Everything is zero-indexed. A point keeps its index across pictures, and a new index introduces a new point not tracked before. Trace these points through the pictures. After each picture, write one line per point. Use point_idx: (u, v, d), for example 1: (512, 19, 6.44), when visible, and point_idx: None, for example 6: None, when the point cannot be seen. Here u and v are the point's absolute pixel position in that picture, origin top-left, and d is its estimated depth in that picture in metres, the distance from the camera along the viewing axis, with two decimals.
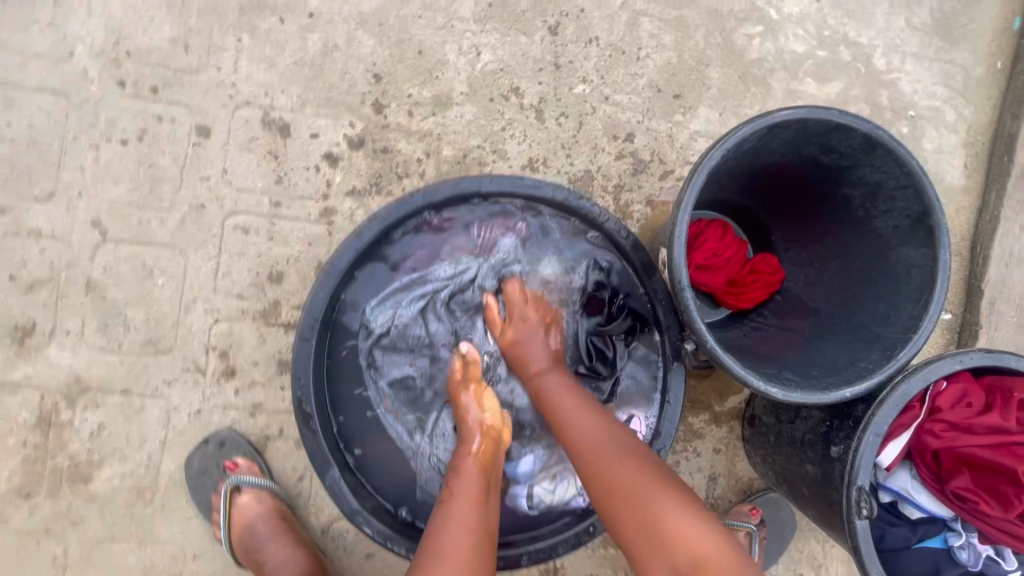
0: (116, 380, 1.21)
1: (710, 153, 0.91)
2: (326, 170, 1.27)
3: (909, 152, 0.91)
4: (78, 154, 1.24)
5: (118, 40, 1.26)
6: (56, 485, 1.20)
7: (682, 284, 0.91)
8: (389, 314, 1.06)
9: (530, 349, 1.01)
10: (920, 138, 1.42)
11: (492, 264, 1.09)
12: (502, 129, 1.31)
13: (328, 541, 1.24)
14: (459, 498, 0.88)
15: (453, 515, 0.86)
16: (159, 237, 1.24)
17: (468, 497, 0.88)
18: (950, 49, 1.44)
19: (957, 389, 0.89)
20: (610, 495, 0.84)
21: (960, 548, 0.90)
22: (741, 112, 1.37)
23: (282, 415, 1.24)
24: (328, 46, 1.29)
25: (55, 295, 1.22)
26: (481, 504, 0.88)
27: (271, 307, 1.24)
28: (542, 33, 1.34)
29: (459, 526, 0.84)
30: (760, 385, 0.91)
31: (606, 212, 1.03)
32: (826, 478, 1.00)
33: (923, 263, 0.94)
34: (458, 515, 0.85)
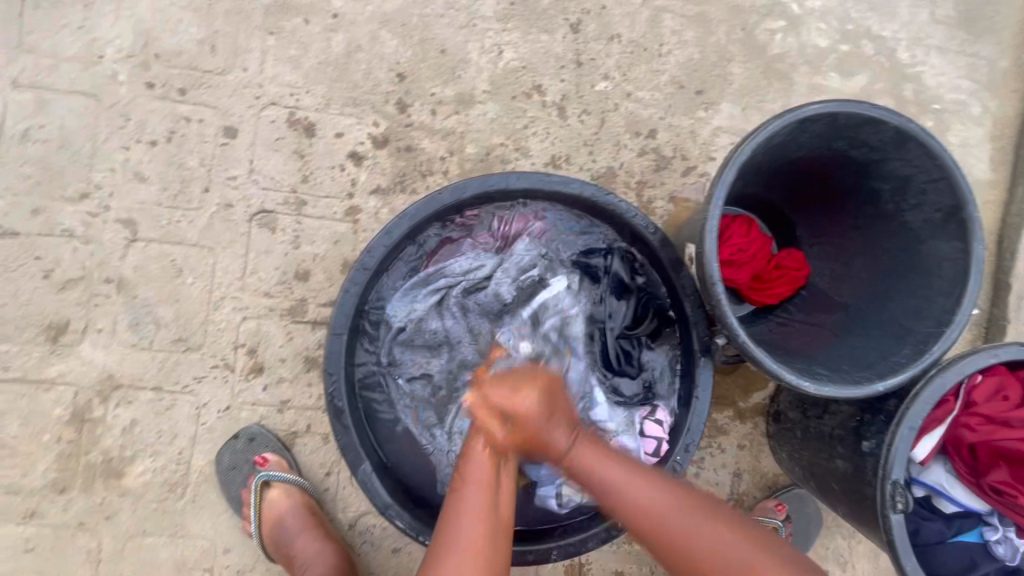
0: (147, 377, 1.23)
1: (741, 148, 0.91)
2: (351, 169, 1.28)
3: (940, 145, 0.91)
4: (109, 155, 1.26)
5: (147, 43, 1.28)
6: (89, 480, 1.22)
7: (714, 279, 0.91)
8: (408, 309, 1.08)
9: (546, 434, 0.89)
10: (945, 132, 1.41)
11: (509, 263, 1.10)
12: (524, 126, 1.32)
13: (354, 537, 1.25)
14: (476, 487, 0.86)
15: (467, 504, 0.85)
16: (188, 236, 1.25)
17: (484, 485, 0.86)
18: (975, 41, 1.43)
19: (993, 382, 0.89)
20: (649, 518, 0.83)
21: (996, 542, 0.89)
22: (764, 108, 1.37)
23: (310, 412, 1.25)
24: (352, 46, 1.30)
25: (87, 293, 1.24)
26: (493, 491, 0.86)
27: (298, 305, 1.26)
28: (564, 31, 1.34)
29: (473, 517, 0.83)
30: (791, 379, 0.91)
31: (633, 209, 1.02)
32: (857, 473, 1.00)
33: (955, 255, 0.93)
34: (472, 505, 0.85)
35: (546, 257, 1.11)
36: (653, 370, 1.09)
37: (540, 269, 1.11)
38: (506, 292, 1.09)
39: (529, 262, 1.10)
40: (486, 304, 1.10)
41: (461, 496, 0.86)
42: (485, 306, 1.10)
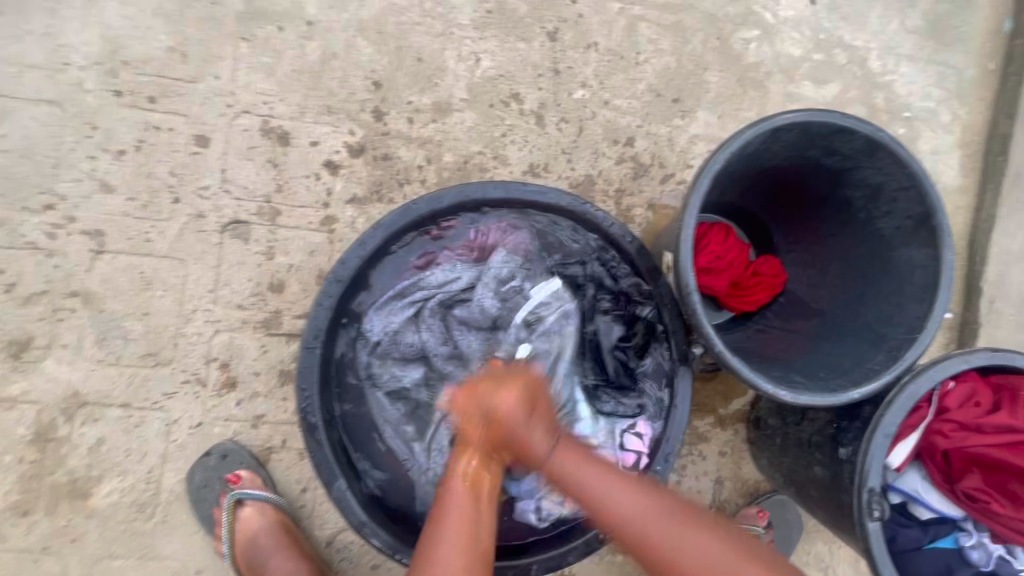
0: (114, 394, 1.20)
1: (715, 157, 0.91)
2: (326, 178, 1.26)
3: (910, 154, 0.92)
4: (74, 165, 1.22)
5: (114, 50, 1.25)
6: (54, 502, 1.17)
7: (689, 288, 0.90)
8: (385, 322, 1.05)
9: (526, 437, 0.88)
10: (917, 139, 1.43)
11: (488, 272, 1.07)
12: (502, 135, 1.31)
13: (332, 554, 1.22)
14: (450, 527, 0.83)
15: (445, 538, 0.82)
16: (157, 248, 1.22)
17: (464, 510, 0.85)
18: (944, 51, 1.46)
19: (964, 388, 0.90)
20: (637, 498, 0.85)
21: (972, 547, 0.90)
22: (740, 116, 1.38)
23: (285, 426, 1.22)
24: (327, 54, 1.29)
25: (51, 308, 1.20)
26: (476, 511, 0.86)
27: (273, 317, 1.23)
28: (541, 39, 1.34)
29: (454, 550, 0.81)
30: (768, 388, 0.91)
31: (609, 217, 1.02)
32: (835, 480, 1.00)
33: (926, 263, 0.94)
34: (449, 540, 0.82)
35: (527, 266, 1.08)
36: (638, 383, 1.07)
37: (519, 280, 1.08)
38: (486, 300, 1.07)
39: (509, 272, 1.08)
40: (468, 314, 1.07)
41: (436, 537, 0.83)
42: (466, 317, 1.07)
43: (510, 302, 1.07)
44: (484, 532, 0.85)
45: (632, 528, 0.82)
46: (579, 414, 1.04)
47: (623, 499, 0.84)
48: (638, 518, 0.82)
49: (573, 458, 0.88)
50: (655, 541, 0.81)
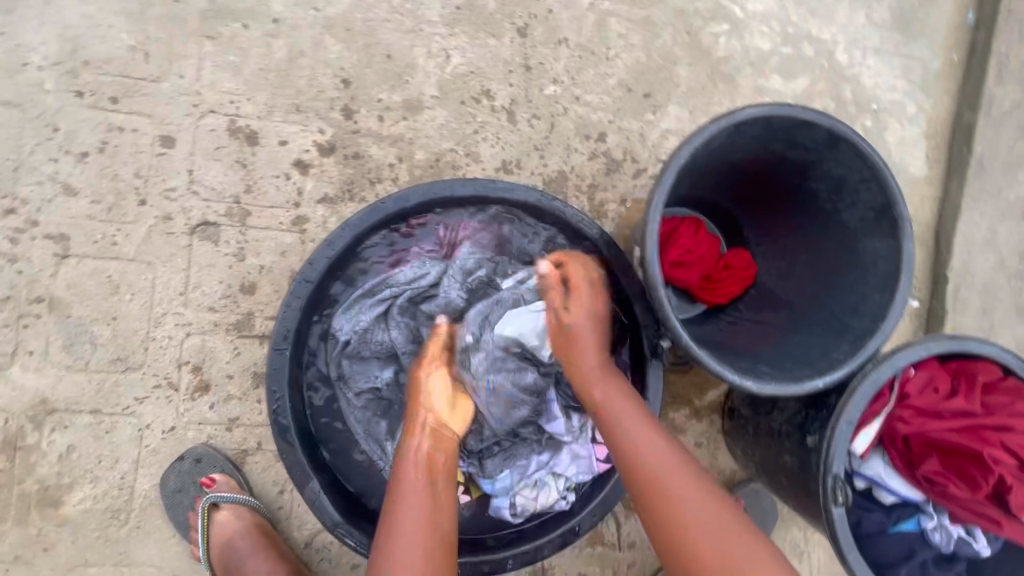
0: (84, 400, 1.18)
1: (679, 151, 0.92)
2: (296, 178, 1.25)
3: (870, 146, 0.93)
4: (35, 168, 1.19)
5: (74, 49, 1.22)
6: (24, 512, 1.16)
7: (656, 282, 0.91)
8: (353, 321, 1.05)
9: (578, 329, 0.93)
10: (884, 131, 1.46)
11: (455, 268, 1.07)
12: (474, 131, 1.31)
13: (311, 554, 1.22)
14: (412, 511, 0.82)
15: (407, 522, 0.81)
16: (124, 251, 1.20)
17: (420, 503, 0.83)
18: (909, 43, 1.48)
19: (925, 375, 0.92)
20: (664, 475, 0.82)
21: (933, 529, 0.92)
22: (711, 110, 1.39)
23: (260, 428, 1.21)
24: (295, 52, 1.27)
25: (15, 314, 1.17)
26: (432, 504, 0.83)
27: (245, 319, 1.22)
28: (511, 35, 1.34)
29: (415, 533, 0.80)
30: (734, 378, 0.92)
31: (577, 212, 1.03)
32: (803, 467, 1.02)
33: (888, 253, 0.96)
34: (410, 523, 0.80)
35: (492, 262, 1.09)
36: None
37: (487, 272, 1.09)
38: (453, 294, 1.07)
39: (476, 266, 1.08)
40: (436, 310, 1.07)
41: (398, 518, 0.81)
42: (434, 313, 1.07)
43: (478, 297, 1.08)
44: (444, 517, 0.83)
45: (660, 489, 0.80)
46: (554, 413, 1.05)
47: (659, 453, 0.82)
48: (669, 481, 0.80)
49: (615, 396, 0.88)
50: (676, 505, 0.79)
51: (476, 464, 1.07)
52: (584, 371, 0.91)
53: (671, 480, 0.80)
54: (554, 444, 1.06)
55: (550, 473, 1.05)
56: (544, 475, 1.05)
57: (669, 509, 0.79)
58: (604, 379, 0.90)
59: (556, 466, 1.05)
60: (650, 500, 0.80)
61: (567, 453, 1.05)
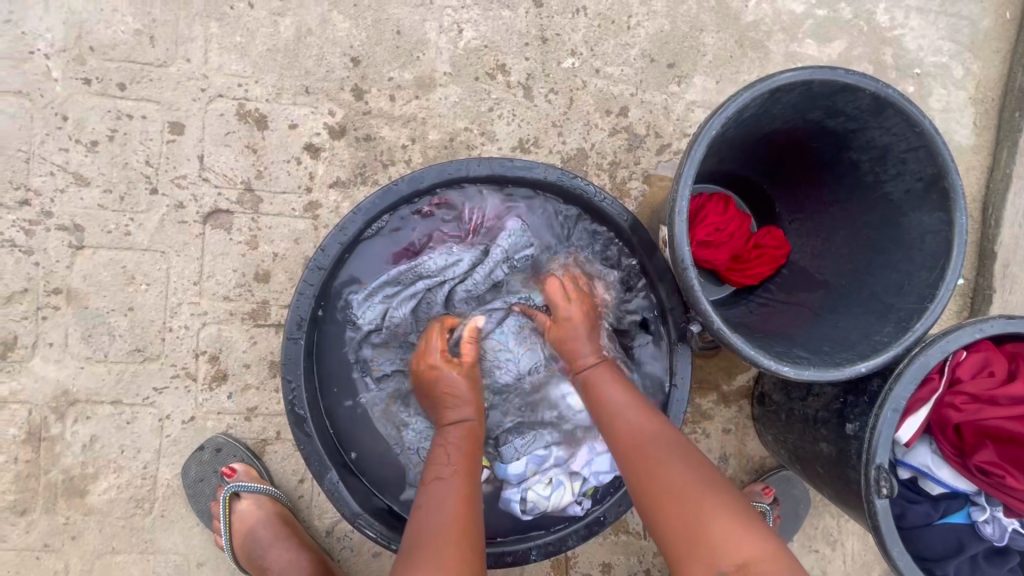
0: (104, 391, 1.18)
1: (710, 122, 0.85)
2: (307, 162, 1.21)
3: (920, 111, 0.85)
4: (46, 158, 1.18)
5: (80, 35, 1.19)
6: (51, 501, 1.17)
7: (685, 263, 0.85)
8: (379, 310, 0.98)
9: (572, 333, 0.94)
10: (927, 98, 1.36)
11: (494, 252, 0.98)
12: (489, 109, 1.25)
13: (333, 543, 1.21)
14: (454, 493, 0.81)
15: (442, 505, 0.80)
16: (138, 241, 1.19)
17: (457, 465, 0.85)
18: (957, 1, 1.37)
19: (978, 358, 0.86)
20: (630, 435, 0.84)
21: (984, 522, 0.87)
22: (739, 79, 1.31)
23: (278, 418, 1.20)
24: (302, 30, 1.23)
25: (34, 306, 1.17)
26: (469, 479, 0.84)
27: (260, 308, 1.20)
28: (526, 6, 1.27)
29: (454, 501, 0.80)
30: (770, 364, 0.87)
31: (602, 191, 0.97)
32: (841, 457, 0.96)
33: (937, 228, 0.89)
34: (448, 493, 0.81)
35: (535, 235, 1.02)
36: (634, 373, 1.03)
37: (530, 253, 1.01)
38: (500, 277, 0.99)
39: (518, 249, 0.99)
40: (477, 297, 1.00)
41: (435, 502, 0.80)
42: (477, 300, 1.01)
43: (521, 276, 1.02)
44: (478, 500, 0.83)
45: (645, 459, 0.80)
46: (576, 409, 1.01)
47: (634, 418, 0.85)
48: (649, 453, 0.81)
49: (606, 377, 0.91)
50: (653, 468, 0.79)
51: (493, 448, 1.02)
52: (582, 366, 0.93)
53: (650, 443, 0.82)
54: (572, 439, 1.02)
55: (567, 472, 1.00)
56: (559, 473, 0.99)
57: (651, 480, 0.78)
58: (598, 369, 0.92)
59: (572, 464, 1.00)
60: (630, 468, 0.81)
61: (587, 448, 1.01)
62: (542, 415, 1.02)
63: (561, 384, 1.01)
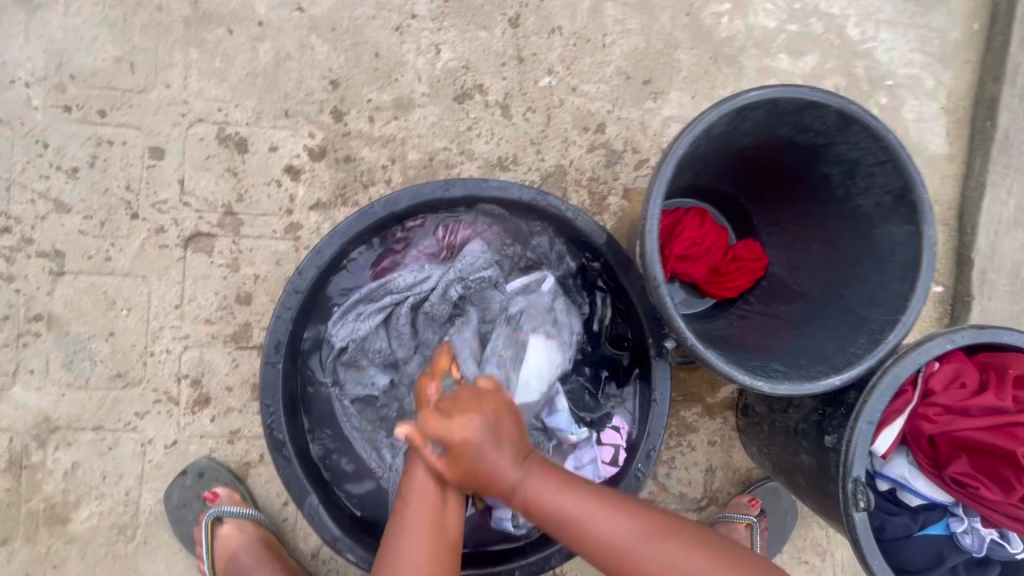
0: (86, 417, 1.17)
1: (677, 142, 0.86)
2: (288, 184, 1.22)
3: (885, 127, 0.87)
4: (26, 186, 1.19)
5: (59, 64, 1.20)
6: (32, 529, 1.16)
7: (657, 281, 0.86)
8: (350, 328, 1.00)
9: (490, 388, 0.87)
10: (900, 109, 1.38)
11: (450, 271, 1.01)
12: (468, 129, 1.27)
13: (318, 566, 1.21)
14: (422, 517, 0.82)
15: (412, 524, 0.81)
16: (119, 266, 1.19)
17: (427, 506, 0.82)
18: (926, 13, 1.40)
19: (950, 369, 0.87)
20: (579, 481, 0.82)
21: (963, 533, 0.87)
22: (715, 94, 1.33)
23: (261, 440, 1.20)
24: (281, 55, 1.24)
25: (15, 333, 1.17)
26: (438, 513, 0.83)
27: (241, 330, 1.20)
28: (502, 26, 1.29)
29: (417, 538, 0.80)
30: (745, 379, 0.87)
31: (576, 210, 0.98)
32: (821, 470, 0.97)
33: (907, 240, 0.90)
34: (418, 527, 0.80)
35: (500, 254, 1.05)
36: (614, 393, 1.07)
37: (493, 271, 1.02)
38: (456, 296, 1.00)
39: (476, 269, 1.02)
40: (438, 317, 1.01)
41: (402, 537, 0.80)
42: (439, 321, 1.02)
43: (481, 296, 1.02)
44: (449, 518, 0.83)
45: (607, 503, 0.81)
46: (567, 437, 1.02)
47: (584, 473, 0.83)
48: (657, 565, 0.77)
49: (544, 487, 0.81)
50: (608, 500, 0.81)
51: None
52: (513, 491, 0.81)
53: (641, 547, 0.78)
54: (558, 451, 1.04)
55: None
56: None
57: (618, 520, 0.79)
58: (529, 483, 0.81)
59: None
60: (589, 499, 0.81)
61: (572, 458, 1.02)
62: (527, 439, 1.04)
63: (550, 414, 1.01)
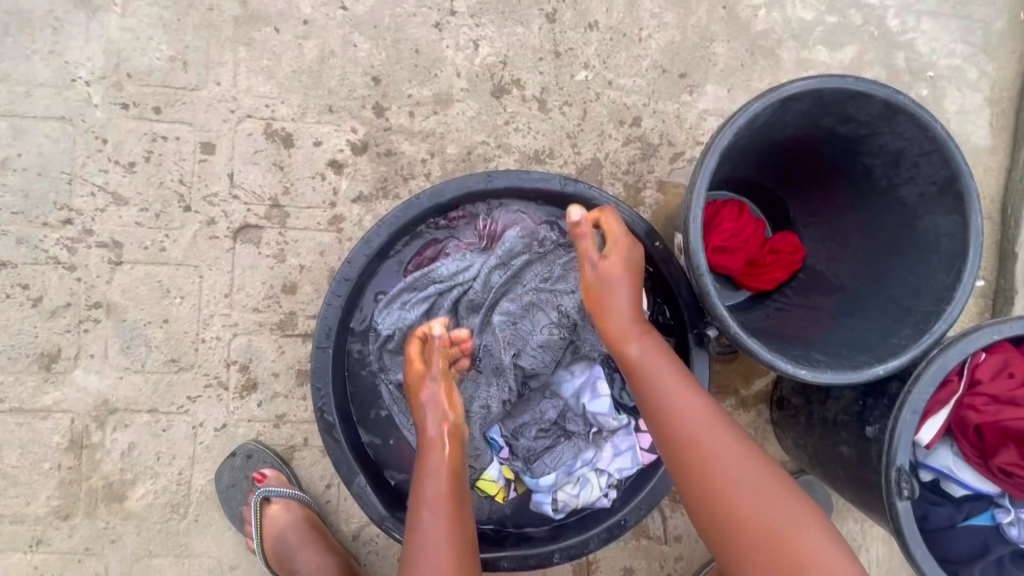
0: (142, 400, 1.23)
1: (722, 132, 0.88)
2: (332, 177, 1.26)
3: (931, 116, 0.87)
4: (87, 179, 1.25)
5: (118, 63, 1.26)
6: (93, 506, 1.22)
7: (700, 270, 0.87)
8: (396, 316, 1.02)
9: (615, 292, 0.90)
10: (941, 101, 1.36)
11: (490, 258, 1.02)
12: (505, 123, 1.29)
13: (359, 547, 1.24)
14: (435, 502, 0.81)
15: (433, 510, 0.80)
16: (173, 256, 1.25)
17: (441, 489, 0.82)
18: (969, 3, 1.38)
19: (997, 359, 0.86)
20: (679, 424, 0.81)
21: (1009, 524, 0.87)
22: (751, 87, 1.33)
23: (306, 425, 1.24)
24: (325, 53, 1.28)
25: (76, 319, 1.23)
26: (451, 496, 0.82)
27: (287, 318, 1.24)
28: (540, 22, 1.31)
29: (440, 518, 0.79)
30: (788, 368, 0.88)
31: (615, 201, 1.00)
32: (862, 460, 0.97)
33: (952, 230, 0.90)
34: (436, 505, 0.80)
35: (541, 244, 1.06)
36: None
37: (531, 260, 1.02)
38: (497, 282, 1.02)
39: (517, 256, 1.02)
40: (479, 304, 1.03)
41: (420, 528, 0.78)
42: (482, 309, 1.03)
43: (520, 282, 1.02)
44: (464, 520, 0.81)
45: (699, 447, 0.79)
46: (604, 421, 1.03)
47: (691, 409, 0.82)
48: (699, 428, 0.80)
49: (654, 357, 0.87)
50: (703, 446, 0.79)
51: (522, 463, 1.05)
52: (626, 338, 0.88)
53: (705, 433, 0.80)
54: (598, 439, 1.06)
55: (593, 470, 1.04)
56: (586, 472, 1.03)
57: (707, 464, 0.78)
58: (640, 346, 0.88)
59: (598, 462, 1.04)
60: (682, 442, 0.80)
61: (609, 447, 1.04)
62: (568, 426, 1.06)
63: (592, 399, 1.03)
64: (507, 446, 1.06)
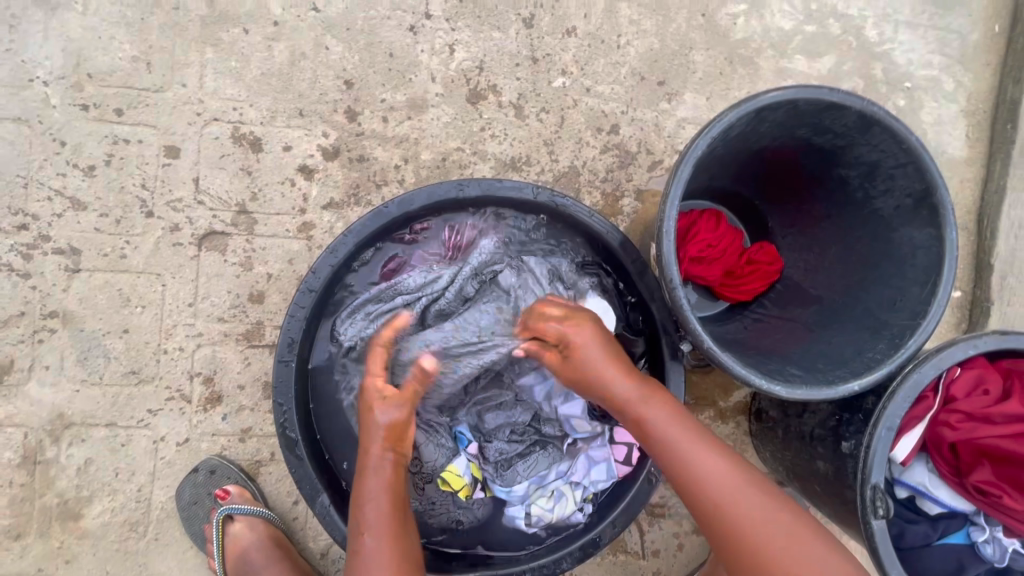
0: (99, 414, 1.18)
1: (696, 142, 0.85)
2: (302, 183, 1.22)
3: (906, 128, 0.86)
4: (44, 183, 1.20)
5: (78, 63, 1.21)
6: (46, 525, 1.17)
7: (674, 282, 0.85)
8: (358, 328, 0.98)
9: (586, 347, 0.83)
10: (918, 111, 1.36)
11: (464, 268, 0.98)
12: (481, 129, 1.26)
13: (327, 565, 1.21)
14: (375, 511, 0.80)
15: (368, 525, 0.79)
16: (134, 263, 1.20)
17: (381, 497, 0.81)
18: (945, 15, 1.38)
19: (973, 375, 0.85)
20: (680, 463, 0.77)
21: (984, 543, 0.86)
22: (729, 95, 1.32)
23: (273, 439, 1.20)
24: (296, 55, 1.25)
25: (30, 329, 1.18)
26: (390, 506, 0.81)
27: (254, 328, 1.20)
28: (517, 26, 1.28)
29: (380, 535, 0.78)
30: (762, 384, 0.85)
31: (589, 211, 0.98)
32: (838, 476, 0.95)
33: (928, 243, 0.89)
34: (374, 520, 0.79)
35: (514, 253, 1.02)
36: None
37: (505, 267, 0.98)
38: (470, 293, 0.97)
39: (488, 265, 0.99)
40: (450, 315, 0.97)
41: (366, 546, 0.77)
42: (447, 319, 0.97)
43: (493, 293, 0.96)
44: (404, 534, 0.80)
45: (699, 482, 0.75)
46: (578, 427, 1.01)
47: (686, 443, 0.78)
48: (709, 470, 0.76)
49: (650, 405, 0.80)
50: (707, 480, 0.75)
51: (494, 471, 1.01)
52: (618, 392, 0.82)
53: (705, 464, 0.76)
54: (571, 450, 1.04)
55: (567, 483, 1.01)
56: (560, 485, 1.01)
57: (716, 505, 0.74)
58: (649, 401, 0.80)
59: (572, 475, 1.01)
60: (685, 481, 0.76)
61: (583, 458, 1.02)
62: (544, 430, 1.03)
63: (566, 401, 0.99)
64: (477, 442, 1.02)
